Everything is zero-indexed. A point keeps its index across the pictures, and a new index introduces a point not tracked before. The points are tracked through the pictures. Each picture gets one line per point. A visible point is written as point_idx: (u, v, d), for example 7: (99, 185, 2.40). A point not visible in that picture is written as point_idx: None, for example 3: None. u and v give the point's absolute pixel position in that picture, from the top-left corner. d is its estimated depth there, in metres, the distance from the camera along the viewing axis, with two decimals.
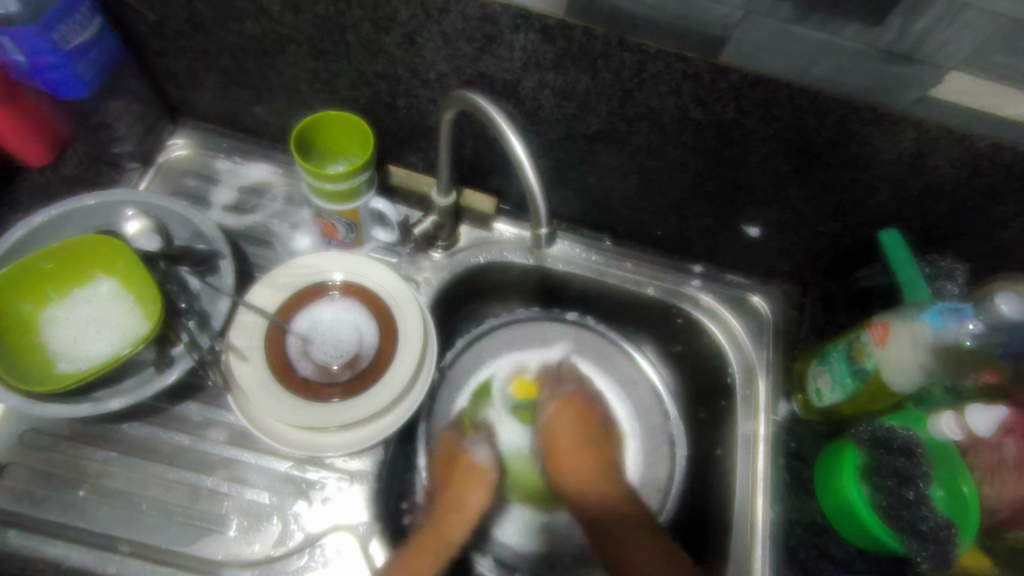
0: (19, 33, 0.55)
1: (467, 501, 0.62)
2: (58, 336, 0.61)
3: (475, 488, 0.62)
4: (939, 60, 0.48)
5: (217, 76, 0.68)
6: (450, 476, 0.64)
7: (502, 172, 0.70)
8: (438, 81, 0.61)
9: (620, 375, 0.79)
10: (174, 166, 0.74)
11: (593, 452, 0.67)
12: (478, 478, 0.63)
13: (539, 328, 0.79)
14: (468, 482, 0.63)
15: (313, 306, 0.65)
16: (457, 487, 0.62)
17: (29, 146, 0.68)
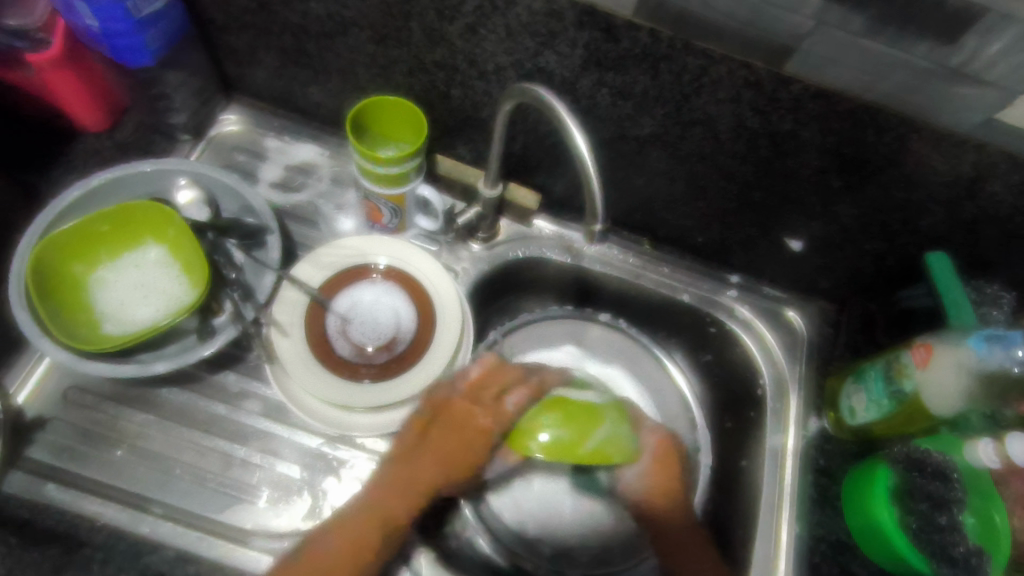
0: None
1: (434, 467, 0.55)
2: (106, 298, 0.62)
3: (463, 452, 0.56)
4: (1007, 83, 0.48)
5: (275, 55, 0.69)
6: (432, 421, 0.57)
7: (550, 168, 0.71)
8: (496, 74, 0.61)
9: (649, 380, 0.79)
10: (225, 141, 0.76)
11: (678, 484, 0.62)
12: (466, 458, 0.56)
13: (572, 325, 0.79)
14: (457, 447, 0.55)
15: (356, 287, 0.66)
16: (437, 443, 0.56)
17: (92, 112, 0.69)
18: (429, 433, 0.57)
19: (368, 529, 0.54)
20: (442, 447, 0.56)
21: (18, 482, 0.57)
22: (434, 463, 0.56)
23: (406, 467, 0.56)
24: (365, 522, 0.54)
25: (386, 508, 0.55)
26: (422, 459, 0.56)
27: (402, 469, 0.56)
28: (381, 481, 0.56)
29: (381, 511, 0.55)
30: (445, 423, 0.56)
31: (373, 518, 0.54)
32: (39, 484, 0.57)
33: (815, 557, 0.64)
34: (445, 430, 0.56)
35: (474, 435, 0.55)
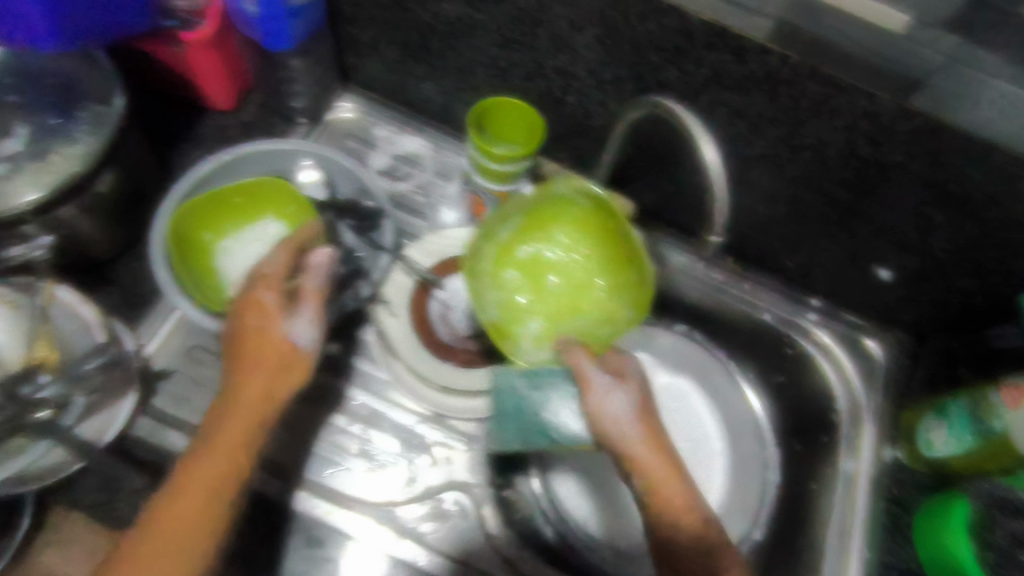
0: None
1: (272, 387, 0.54)
2: (230, 266, 0.63)
3: (272, 370, 0.54)
4: None
5: (396, 50, 0.72)
6: (241, 335, 0.55)
7: (650, 179, 0.73)
8: (613, 85, 0.63)
9: (719, 396, 0.80)
10: (338, 127, 0.79)
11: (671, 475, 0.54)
12: (285, 359, 0.54)
13: (646, 334, 0.81)
14: (274, 365, 0.54)
15: (457, 275, 0.70)
16: (252, 363, 0.54)
17: (223, 92, 0.73)
18: (241, 352, 0.54)
19: (219, 456, 0.51)
20: (247, 363, 0.53)
21: (144, 426, 0.61)
22: (258, 376, 0.53)
23: (227, 390, 0.53)
24: (201, 455, 0.51)
25: (223, 434, 0.52)
26: (247, 377, 0.53)
27: (234, 389, 0.53)
28: (222, 415, 0.53)
29: (211, 439, 0.51)
30: (232, 326, 0.56)
31: (215, 446, 0.51)
32: (162, 430, 0.62)
33: None
34: (243, 347, 0.54)
35: (258, 338, 0.54)
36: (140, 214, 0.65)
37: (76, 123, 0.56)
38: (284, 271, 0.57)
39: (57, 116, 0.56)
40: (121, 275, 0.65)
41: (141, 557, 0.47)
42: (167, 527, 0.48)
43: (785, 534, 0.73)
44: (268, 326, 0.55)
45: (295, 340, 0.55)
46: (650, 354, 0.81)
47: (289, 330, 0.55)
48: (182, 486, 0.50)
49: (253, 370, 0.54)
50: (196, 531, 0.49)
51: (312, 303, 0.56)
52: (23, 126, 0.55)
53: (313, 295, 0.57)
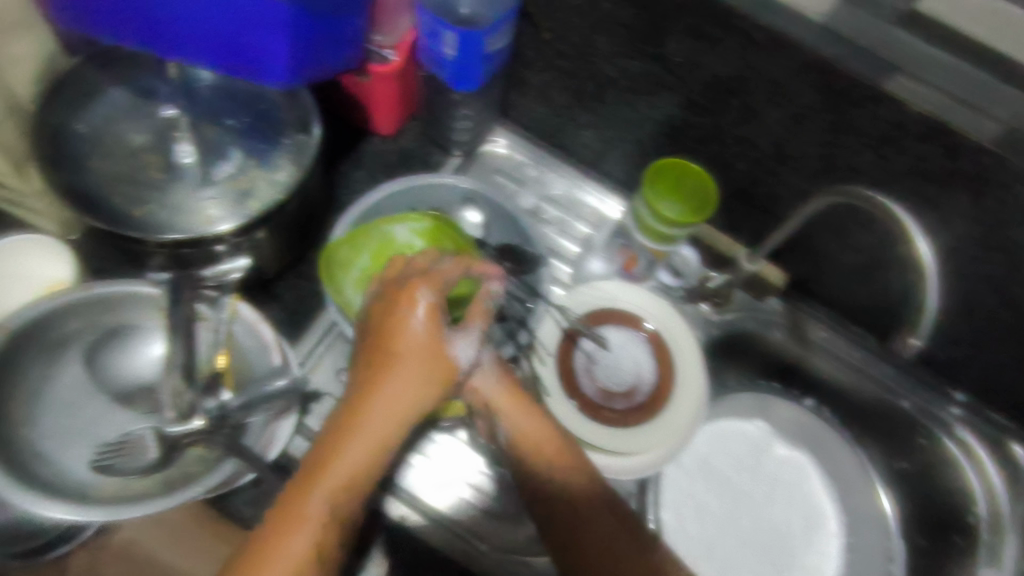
0: (469, 36, 0.59)
1: (413, 395, 0.50)
2: None
3: (427, 378, 0.50)
4: None
5: (566, 96, 0.72)
6: (381, 339, 0.51)
7: (810, 252, 0.72)
8: (798, 161, 0.62)
9: (835, 470, 0.81)
10: (491, 161, 0.81)
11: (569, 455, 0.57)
12: (442, 369, 0.51)
13: (766, 402, 0.82)
14: (427, 371, 0.50)
15: (605, 328, 0.69)
16: (400, 367, 0.49)
17: (388, 119, 0.74)
18: (383, 352, 0.50)
19: (362, 454, 0.48)
20: (403, 365, 0.49)
21: (295, 445, 0.62)
22: (414, 384, 0.50)
23: (376, 389, 0.49)
24: (341, 451, 0.47)
25: (365, 435, 0.48)
26: (400, 376, 0.49)
27: (374, 393, 0.49)
28: (362, 412, 0.48)
29: (350, 440, 0.48)
30: (385, 319, 0.51)
31: (355, 445, 0.48)
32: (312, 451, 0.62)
33: None
34: (400, 350, 0.50)
35: (419, 343, 0.51)
36: (314, 232, 0.69)
37: (280, 153, 0.59)
38: (451, 284, 0.53)
39: (263, 142, 0.59)
40: (285, 292, 0.67)
41: (287, 547, 0.44)
42: (310, 526, 0.45)
43: None
44: (428, 330, 0.51)
45: (458, 358, 0.52)
46: (767, 422, 0.82)
47: (450, 342, 0.52)
48: (323, 484, 0.46)
49: (395, 376, 0.49)
50: (334, 534, 0.46)
51: (472, 323, 0.54)
52: (233, 151, 0.59)
53: (475, 314, 0.54)
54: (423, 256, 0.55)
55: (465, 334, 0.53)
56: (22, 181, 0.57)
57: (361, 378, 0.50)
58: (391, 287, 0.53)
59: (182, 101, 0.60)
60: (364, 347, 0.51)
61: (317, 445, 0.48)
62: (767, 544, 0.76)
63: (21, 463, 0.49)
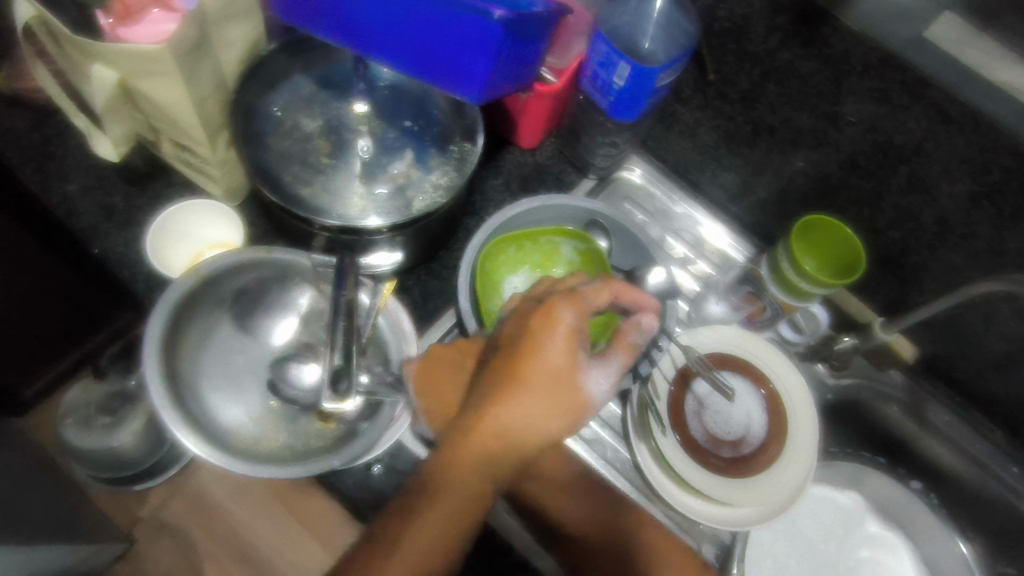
0: (645, 70, 0.61)
1: (535, 417, 0.50)
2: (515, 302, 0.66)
3: (550, 405, 0.50)
4: None
5: (716, 136, 0.72)
6: (505, 359, 0.51)
7: (949, 333, 0.69)
8: (960, 239, 0.60)
9: (930, 551, 0.77)
10: (624, 186, 0.81)
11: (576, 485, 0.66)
12: (571, 400, 0.51)
13: (861, 475, 0.77)
14: (553, 399, 0.50)
15: (721, 374, 0.67)
16: (515, 389, 0.50)
17: (532, 132, 0.76)
18: (504, 372, 0.51)
19: (483, 470, 0.50)
20: (529, 390, 0.50)
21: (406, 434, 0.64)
22: (534, 408, 0.50)
23: (502, 402, 0.50)
24: (460, 465, 0.49)
25: (481, 454, 0.50)
26: (527, 401, 0.50)
27: (489, 413, 0.50)
28: (482, 428, 0.49)
29: (461, 458, 0.49)
30: (519, 339, 0.52)
31: (472, 460, 0.49)
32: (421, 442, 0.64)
33: None
34: (529, 375, 0.50)
35: (549, 368, 0.50)
36: (447, 235, 0.70)
37: (444, 159, 0.61)
38: (594, 307, 0.52)
39: (432, 145, 0.62)
40: (413, 287, 0.70)
41: (402, 539, 0.48)
42: (427, 525, 0.49)
43: None
44: (566, 354, 0.51)
45: (590, 389, 0.52)
46: (861, 493, 0.79)
47: (585, 372, 0.52)
48: (440, 487, 0.49)
49: (517, 399, 0.50)
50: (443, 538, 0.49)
51: (614, 355, 0.53)
52: (405, 151, 0.62)
53: (623, 346, 0.54)
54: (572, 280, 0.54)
55: (602, 365, 0.52)
56: (210, 150, 0.62)
57: (492, 384, 0.51)
58: (532, 307, 0.53)
59: (367, 96, 0.64)
60: (495, 363, 0.52)
61: (442, 445, 0.51)
62: None
63: (181, 397, 0.52)
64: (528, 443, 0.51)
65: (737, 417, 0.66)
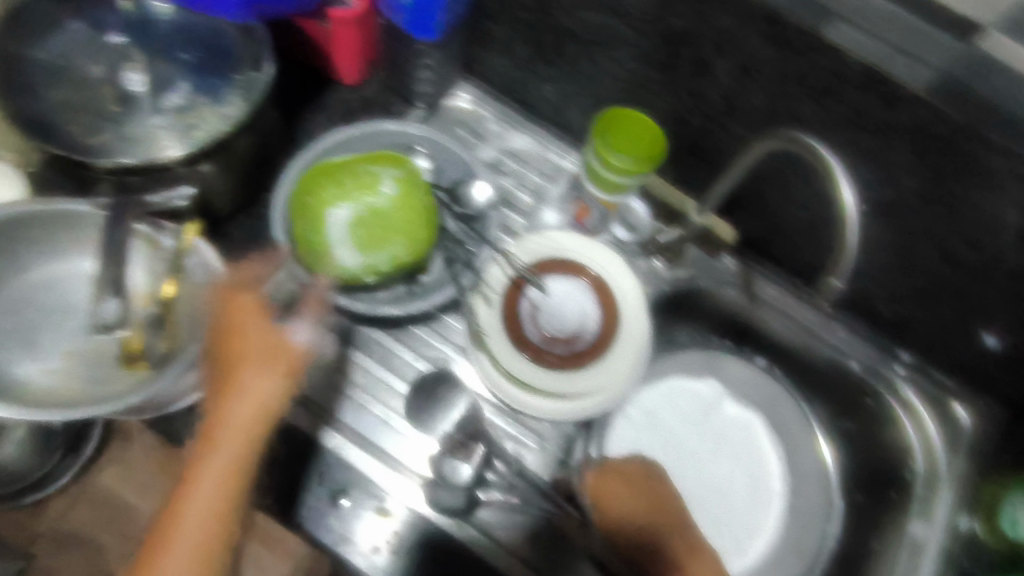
0: None
1: (251, 385, 0.51)
2: (335, 232, 0.66)
3: (268, 370, 0.51)
4: None
5: (528, 49, 0.73)
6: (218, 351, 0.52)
7: (762, 210, 0.73)
8: (746, 114, 0.63)
9: (785, 433, 0.80)
10: (454, 114, 0.81)
11: (643, 505, 0.64)
12: (287, 356, 0.53)
13: (718, 361, 0.82)
14: (270, 363, 0.52)
15: (552, 278, 0.69)
16: (232, 368, 0.51)
17: (353, 66, 0.74)
18: (218, 363, 0.52)
19: (222, 464, 0.49)
20: (235, 362, 0.51)
21: None
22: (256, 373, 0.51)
23: (220, 398, 0.50)
24: (196, 474, 0.49)
25: (218, 451, 0.49)
26: (243, 379, 0.50)
27: (212, 403, 0.50)
28: (213, 418, 0.50)
29: (198, 471, 0.49)
30: (227, 315, 0.53)
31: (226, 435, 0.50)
32: None
33: None
34: (240, 354, 0.51)
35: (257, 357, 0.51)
36: (266, 173, 0.70)
37: (229, 88, 0.59)
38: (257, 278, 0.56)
39: (215, 76, 0.59)
40: (237, 232, 0.69)
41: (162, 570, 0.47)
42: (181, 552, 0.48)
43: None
44: (262, 323, 0.53)
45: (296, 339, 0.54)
46: (719, 381, 0.82)
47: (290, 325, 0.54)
48: (184, 500, 0.49)
49: (237, 373, 0.51)
50: (225, 503, 0.49)
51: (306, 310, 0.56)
52: (183, 82, 0.59)
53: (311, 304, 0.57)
54: (251, 268, 0.57)
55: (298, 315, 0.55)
56: None
57: (213, 376, 0.52)
58: (226, 285, 0.55)
59: (125, 30, 0.60)
60: (212, 354, 0.53)
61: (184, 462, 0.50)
62: (710, 501, 0.76)
63: None
64: (260, 407, 0.50)
65: (569, 317, 0.69)
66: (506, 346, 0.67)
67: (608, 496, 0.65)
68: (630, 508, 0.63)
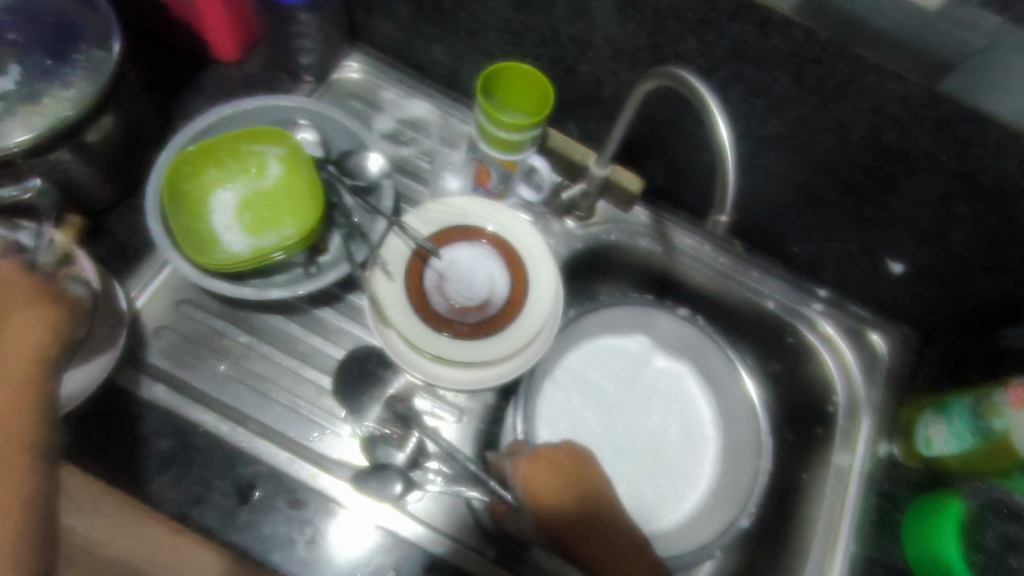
0: None
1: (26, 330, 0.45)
2: (218, 216, 0.62)
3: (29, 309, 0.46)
4: None
5: (409, 9, 0.70)
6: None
7: (663, 156, 0.72)
8: (631, 55, 0.61)
9: (716, 381, 0.80)
10: (345, 87, 0.77)
11: (572, 494, 0.59)
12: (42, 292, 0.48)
13: (649, 316, 0.80)
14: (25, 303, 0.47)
15: (455, 246, 0.67)
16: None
17: (229, 42, 0.71)
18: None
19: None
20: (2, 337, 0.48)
21: (130, 379, 0.60)
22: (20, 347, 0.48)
23: None
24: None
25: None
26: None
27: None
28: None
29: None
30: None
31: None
32: (150, 384, 0.60)
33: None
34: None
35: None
36: (142, 161, 0.65)
37: (72, 69, 0.54)
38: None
39: (54, 60, 0.55)
40: (115, 226, 0.65)
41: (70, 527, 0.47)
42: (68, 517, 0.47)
43: (773, 517, 0.73)
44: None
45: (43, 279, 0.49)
46: (649, 336, 0.81)
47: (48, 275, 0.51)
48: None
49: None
50: (20, 471, 0.41)
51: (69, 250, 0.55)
52: (16, 66, 0.54)
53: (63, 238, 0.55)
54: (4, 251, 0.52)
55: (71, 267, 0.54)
56: None
57: None
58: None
59: None
60: None
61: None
62: (644, 455, 0.76)
63: None
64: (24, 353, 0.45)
65: (477, 282, 0.66)
66: (411, 321, 0.64)
67: (536, 484, 0.59)
68: (560, 493, 0.59)
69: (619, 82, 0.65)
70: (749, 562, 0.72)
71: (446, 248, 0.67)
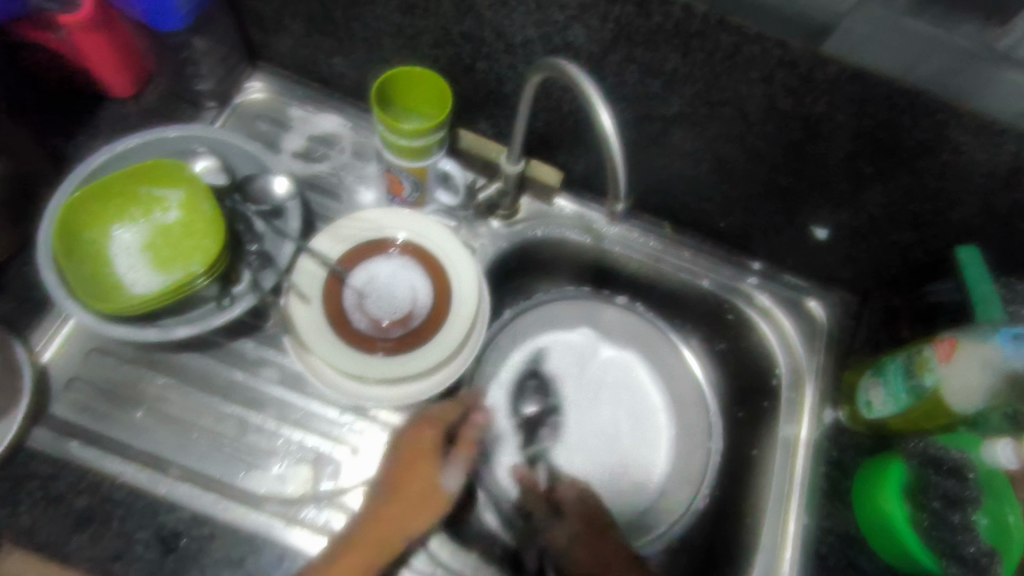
0: None
1: None
2: (119, 260, 0.60)
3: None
4: None
5: (301, 23, 0.68)
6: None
7: (573, 147, 0.71)
8: (523, 47, 0.60)
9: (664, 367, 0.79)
10: (249, 109, 0.76)
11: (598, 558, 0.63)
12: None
13: (592, 308, 0.79)
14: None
15: (371, 262, 0.66)
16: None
17: (120, 80, 0.69)
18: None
19: None
20: (403, 492, 0.56)
21: (40, 439, 0.58)
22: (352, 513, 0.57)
23: None
24: None
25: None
26: None
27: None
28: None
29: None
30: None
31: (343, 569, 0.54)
32: (63, 442, 0.58)
33: (823, 549, 0.64)
34: None
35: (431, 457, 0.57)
36: (33, 209, 0.63)
37: None
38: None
39: None
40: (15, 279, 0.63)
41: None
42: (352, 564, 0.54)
43: (728, 497, 0.73)
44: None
45: None
46: (594, 328, 0.79)
47: None
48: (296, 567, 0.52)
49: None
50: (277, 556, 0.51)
51: None
52: None
53: None
54: None
55: None
56: None
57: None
58: None
59: None
60: None
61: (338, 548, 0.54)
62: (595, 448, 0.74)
63: None
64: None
65: (397, 296, 0.65)
66: (331, 344, 0.62)
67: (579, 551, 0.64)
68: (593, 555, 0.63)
69: (517, 77, 0.64)
70: (708, 544, 0.72)
71: (362, 264, 0.65)
